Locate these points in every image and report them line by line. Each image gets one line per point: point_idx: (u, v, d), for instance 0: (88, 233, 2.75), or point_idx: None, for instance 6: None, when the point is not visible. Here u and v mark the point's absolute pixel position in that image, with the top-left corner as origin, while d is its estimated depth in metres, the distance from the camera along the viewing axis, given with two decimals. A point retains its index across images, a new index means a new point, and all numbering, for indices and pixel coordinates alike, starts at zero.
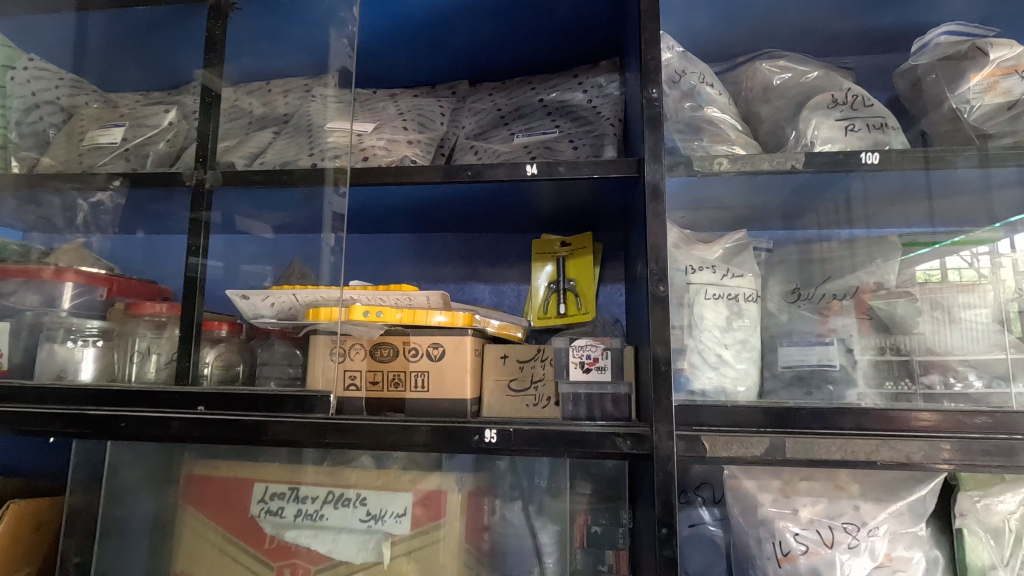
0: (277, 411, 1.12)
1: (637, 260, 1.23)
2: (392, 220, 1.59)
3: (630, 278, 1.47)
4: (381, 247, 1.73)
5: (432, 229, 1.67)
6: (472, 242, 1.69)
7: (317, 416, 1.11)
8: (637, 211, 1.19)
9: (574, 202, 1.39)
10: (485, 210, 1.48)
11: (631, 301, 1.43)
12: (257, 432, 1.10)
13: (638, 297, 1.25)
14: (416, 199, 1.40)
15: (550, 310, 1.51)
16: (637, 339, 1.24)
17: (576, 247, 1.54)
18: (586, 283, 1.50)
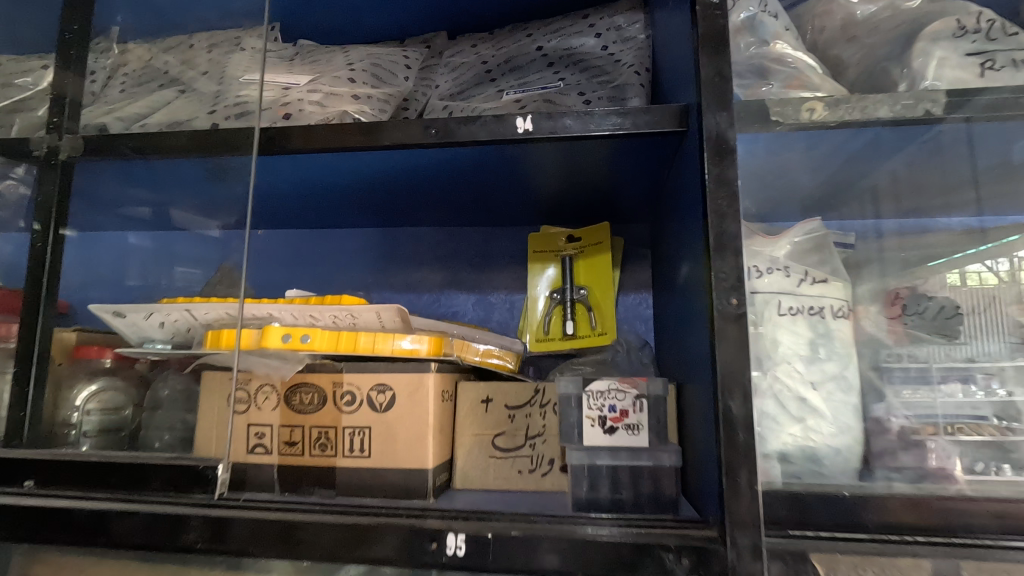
0: (138, 493, 0.75)
1: (683, 260, 0.83)
2: (341, 207, 1.20)
3: (663, 285, 1.08)
4: (334, 246, 1.34)
5: (398, 221, 1.28)
6: (451, 239, 1.30)
7: (195, 502, 0.73)
8: (683, 187, 0.80)
9: (584, 177, 0.99)
10: (464, 194, 1.09)
11: (666, 317, 1.03)
12: (97, 530, 0.72)
13: (683, 314, 0.86)
14: (366, 177, 1.01)
15: (555, 329, 1.11)
16: (682, 375, 0.85)
17: (589, 244, 1.15)
18: (603, 293, 1.11)
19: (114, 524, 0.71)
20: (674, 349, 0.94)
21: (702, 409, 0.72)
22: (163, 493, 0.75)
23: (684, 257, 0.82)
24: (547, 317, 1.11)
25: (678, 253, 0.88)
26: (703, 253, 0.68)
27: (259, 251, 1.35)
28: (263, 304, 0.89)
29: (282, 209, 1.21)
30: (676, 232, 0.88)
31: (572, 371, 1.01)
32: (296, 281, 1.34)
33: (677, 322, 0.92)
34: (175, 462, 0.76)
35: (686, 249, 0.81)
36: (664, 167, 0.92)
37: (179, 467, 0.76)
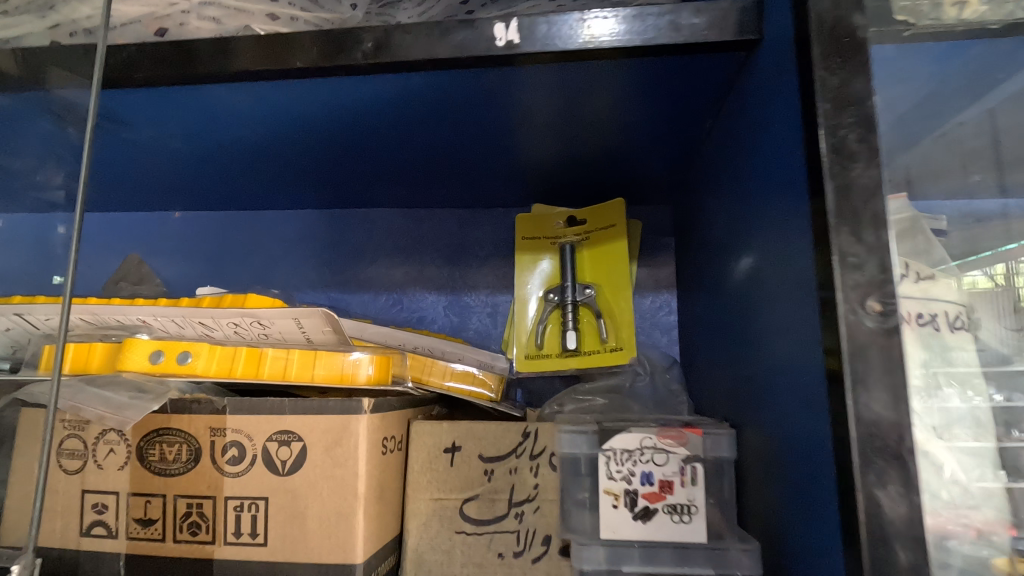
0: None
1: (745, 244, 0.57)
2: (270, 182, 0.92)
3: (696, 281, 0.81)
4: (268, 233, 1.05)
5: (347, 200, 1.00)
6: (418, 225, 1.02)
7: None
8: (749, 130, 0.53)
9: (588, 131, 0.72)
10: (429, 160, 0.81)
11: (702, 325, 0.76)
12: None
13: (741, 322, 0.59)
14: (288, 133, 0.73)
15: (550, 343, 0.82)
16: (742, 411, 0.58)
17: (597, 228, 0.85)
18: (616, 293, 0.81)
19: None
20: (722, 372, 0.67)
21: (789, 482, 0.44)
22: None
23: (748, 239, 0.55)
24: (539, 326, 0.82)
25: (732, 233, 0.61)
26: (798, 227, 0.41)
27: (175, 239, 1.06)
28: (129, 308, 0.61)
29: (191, 184, 0.92)
30: (730, 204, 0.61)
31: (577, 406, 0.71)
32: (220, 277, 1.05)
33: (727, 333, 0.65)
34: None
35: (752, 224, 0.54)
36: (707, 110, 0.65)
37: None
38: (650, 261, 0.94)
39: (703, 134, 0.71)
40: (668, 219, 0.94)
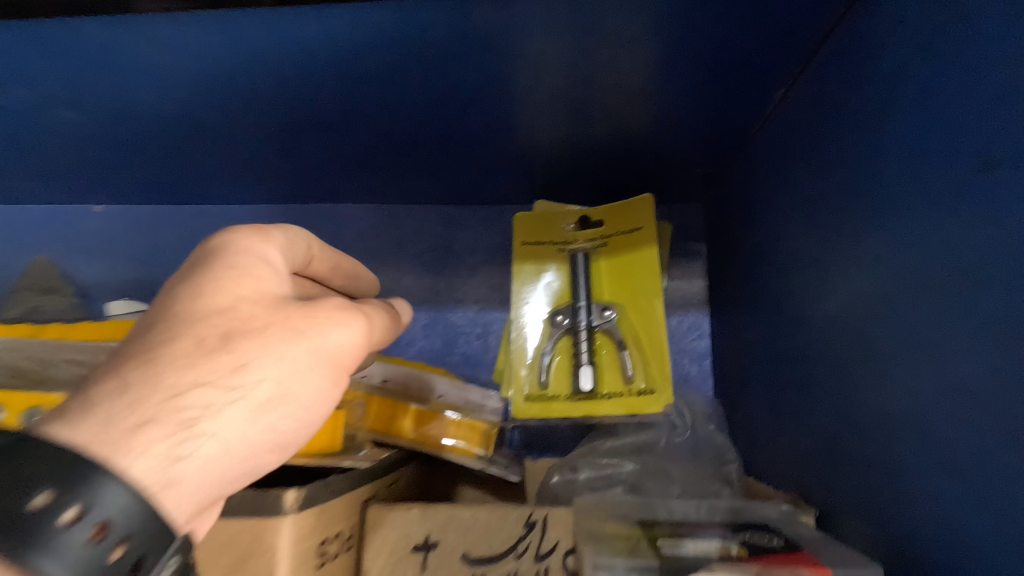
0: (72, 530, 0.24)
1: (867, 247, 0.41)
2: (212, 166, 0.73)
3: (745, 295, 0.65)
4: (212, 232, 0.86)
5: (307, 192, 0.82)
6: (392, 224, 0.84)
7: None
8: (897, 78, 0.38)
9: (629, 101, 0.56)
10: (412, 142, 0.64)
11: (760, 351, 0.60)
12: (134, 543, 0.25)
13: (851, 353, 0.43)
14: (233, 101, 0.55)
15: (558, 380, 0.64)
16: (852, 473, 0.43)
17: (618, 231, 0.67)
18: (645, 315, 0.64)
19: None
20: (799, 414, 0.51)
21: None
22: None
23: (876, 235, 0.40)
24: (546, 357, 0.65)
25: (835, 232, 0.46)
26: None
27: (96, 239, 0.86)
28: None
29: (108, 167, 0.73)
30: (831, 191, 0.46)
31: (599, 474, 0.55)
32: (149, 286, 0.85)
33: (809, 367, 0.50)
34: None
35: (891, 215, 0.39)
36: (793, 61, 0.49)
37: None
38: (678, 270, 0.78)
39: (773, 103, 0.56)
40: (700, 220, 0.79)
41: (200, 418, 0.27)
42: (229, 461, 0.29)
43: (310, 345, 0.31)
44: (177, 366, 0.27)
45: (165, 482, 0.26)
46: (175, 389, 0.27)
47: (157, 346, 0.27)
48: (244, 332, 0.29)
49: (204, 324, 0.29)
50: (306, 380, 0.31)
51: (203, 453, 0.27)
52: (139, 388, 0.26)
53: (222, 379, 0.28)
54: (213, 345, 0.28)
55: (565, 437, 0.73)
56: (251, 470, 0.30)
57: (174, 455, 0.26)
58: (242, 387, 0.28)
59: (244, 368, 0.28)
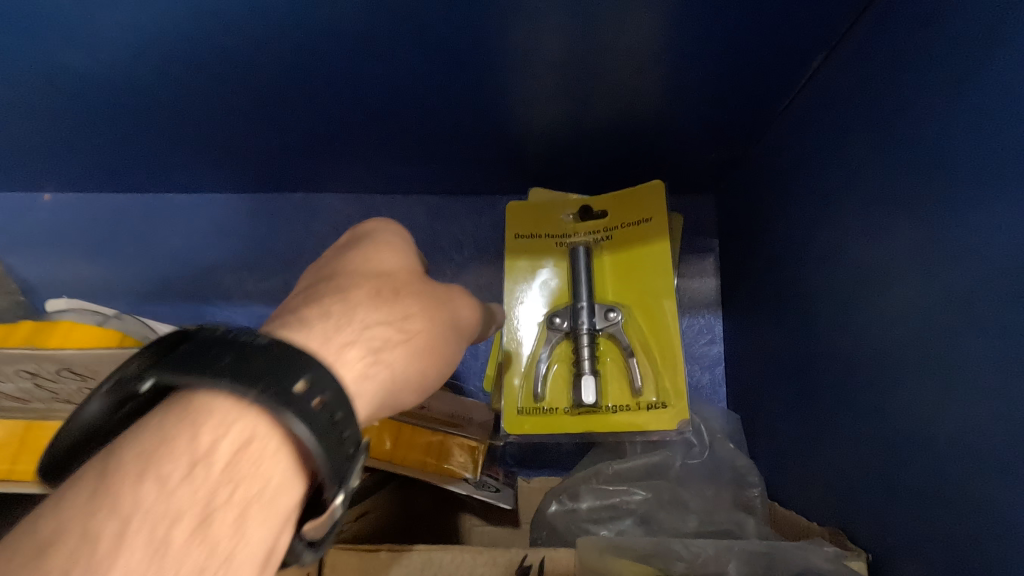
0: (319, 410, 0.27)
1: (938, 232, 0.35)
2: (172, 144, 0.66)
3: (764, 291, 0.58)
4: (174, 223, 0.78)
5: (278, 178, 0.74)
6: (371, 215, 0.77)
7: (206, 513, 0.24)
8: (983, 25, 0.32)
9: (647, 62, 0.50)
10: (398, 99, 0.57)
11: (786, 358, 0.54)
12: (344, 436, 0.28)
13: (910, 356, 0.37)
14: (196, 39, 0.49)
15: (557, 390, 0.58)
16: (914, 501, 0.36)
17: (625, 223, 0.60)
18: (655, 319, 0.57)
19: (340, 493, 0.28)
20: (838, 430, 0.45)
21: None
22: (282, 455, 0.27)
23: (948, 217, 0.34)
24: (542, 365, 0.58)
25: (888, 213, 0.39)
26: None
27: (43, 229, 0.78)
28: None
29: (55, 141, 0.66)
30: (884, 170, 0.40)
31: (604, 503, 0.49)
32: (102, 283, 0.77)
33: (850, 376, 0.43)
34: (145, 381, 0.27)
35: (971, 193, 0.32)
36: (833, 21, 0.43)
37: (124, 435, 0.26)
38: (687, 268, 0.71)
39: (805, 74, 0.49)
40: (711, 214, 0.72)
41: (379, 348, 0.34)
42: (388, 390, 0.34)
43: (450, 318, 0.41)
44: (367, 304, 0.35)
45: (356, 391, 0.32)
46: (366, 322, 0.34)
47: (348, 290, 0.36)
48: (406, 290, 0.38)
49: (380, 280, 0.38)
50: (445, 340, 0.39)
51: (379, 376, 0.34)
52: (348, 310, 0.34)
53: (399, 322, 0.36)
54: (389, 294, 0.37)
55: (564, 454, 0.66)
56: (395, 403, 0.36)
57: (363, 372, 0.33)
58: (410, 330, 0.37)
59: (408, 318, 0.37)
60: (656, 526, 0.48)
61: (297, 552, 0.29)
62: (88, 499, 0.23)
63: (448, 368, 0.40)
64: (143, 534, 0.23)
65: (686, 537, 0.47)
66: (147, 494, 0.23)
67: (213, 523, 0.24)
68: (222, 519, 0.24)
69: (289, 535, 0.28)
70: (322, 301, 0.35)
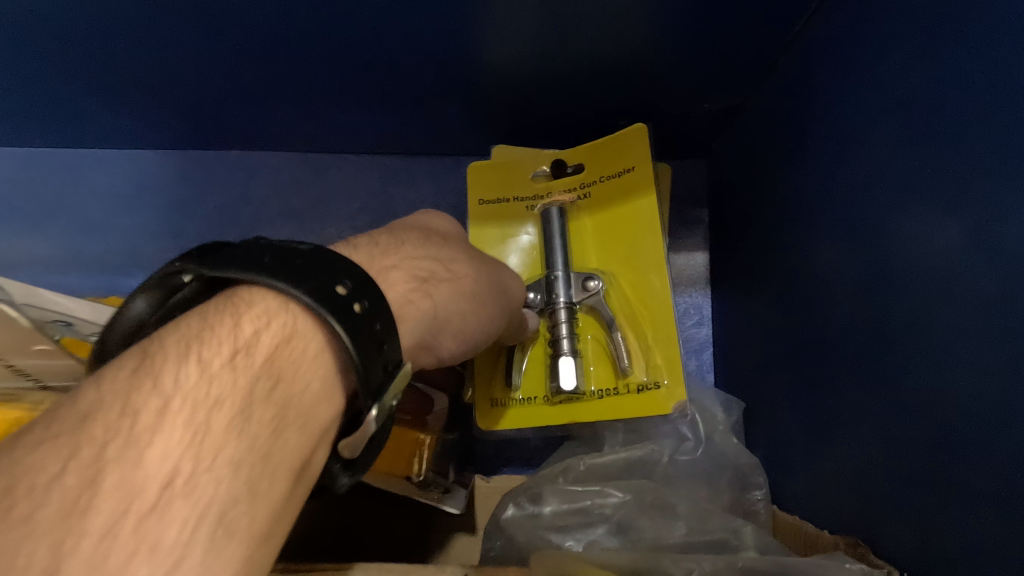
0: (363, 318, 0.26)
1: (1002, 157, 0.28)
2: (77, 81, 0.56)
3: (761, 261, 0.52)
4: (87, 182, 0.68)
5: (209, 131, 0.65)
6: (318, 176, 0.68)
7: (246, 404, 0.23)
8: None
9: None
10: (342, 24, 0.48)
11: (786, 333, 0.47)
12: (388, 346, 0.27)
13: (958, 315, 0.30)
14: None
15: (533, 375, 0.51)
16: (966, 494, 0.29)
17: (604, 176, 0.53)
18: (642, 286, 0.51)
19: (379, 408, 0.27)
20: (853, 414, 0.38)
21: None
22: (323, 357, 0.27)
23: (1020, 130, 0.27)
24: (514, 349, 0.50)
25: (929, 143, 0.32)
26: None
27: None
28: None
29: None
30: (925, 90, 0.33)
31: (573, 508, 0.41)
32: None
33: (874, 348, 0.36)
34: (188, 273, 0.28)
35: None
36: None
37: (166, 325, 0.25)
38: (673, 242, 0.64)
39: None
40: (699, 180, 0.65)
41: (426, 281, 0.34)
42: (429, 321, 0.33)
43: (497, 277, 0.40)
44: (415, 242, 0.36)
45: (400, 312, 0.32)
46: (413, 256, 0.35)
47: (401, 233, 0.36)
48: (449, 243, 0.38)
49: (428, 230, 0.38)
50: (489, 294, 0.39)
51: (428, 306, 0.34)
52: (400, 247, 0.35)
53: (444, 262, 0.36)
54: (437, 238, 0.38)
55: (533, 448, 0.58)
56: (433, 341, 0.35)
57: (406, 295, 0.32)
58: (455, 272, 0.37)
59: (454, 264, 0.37)
60: (636, 535, 0.40)
61: (333, 476, 0.28)
62: (130, 375, 0.23)
63: (489, 323, 0.39)
64: (184, 415, 0.22)
65: (671, 548, 0.38)
66: (187, 377, 0.23)
67: (253, 413, 0.23)
68: (261, 411, 0.24)
69: (325, 445, 0.27)
70: (371, 235, 0.35)
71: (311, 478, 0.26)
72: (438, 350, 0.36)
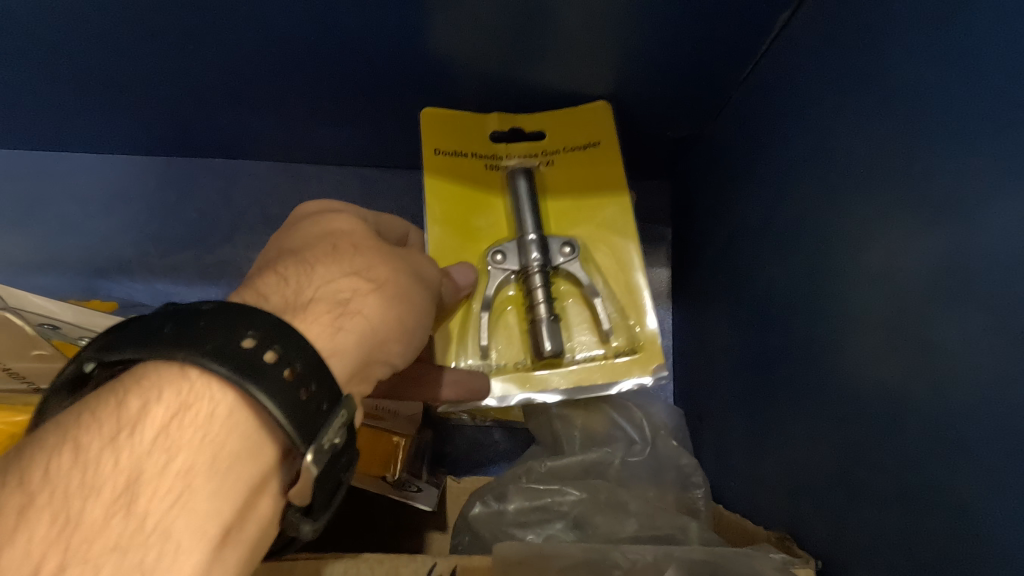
0: (274, 367, 0.29)
1: (898, 207, 0.33)
2: (61, 85, 0.57)
3: (712, 282, 0.56)
4: (68, 183, 0.69)
5: (193, 139, 0.66)
6: (299, 185, 0.71)
7: (134, 481, 0.26)
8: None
9: (610, 7, 0.46)
10: (328, 47, 0.51)
11: (731, 349, 0.51)
12: (316, 384, 0.30)
13: (865, 341, 0.35)
14: None
15: (506, 338, 0.55)
16: (874, 494, 0.33)
17: (568, 146, 0.58)
18: (610, 258, 0.56)
19: (313, 451, 0.30)
20: (783, 424, 0.42)
21: None
22: (231, 416, 0.29)
23: (919, 169, 0.31)
24: (487, 313, 0.53)
25: (846, 186, 0.37)
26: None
27: None
28: None
29: None
30: (849, 128, 0.37)
31: (533, 504, 0.45)
32: None
33: (800, 367, 0.41)
34: (88, 362, 0.30)
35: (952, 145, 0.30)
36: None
37: (59, 416, 0.28)
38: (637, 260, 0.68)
39: (761, 48, 0.48)
40: (662, 201, 0.69)
41: (354, 297, 0.37)
42: (367, 338, 0.37)
43: (413, 268, 0.42)
44: (325, 262, 0.38)
45: (333, 344, 0.35)
46: (329, 280, 0.37)
47: (306, 251, 0.38)
48: (362, 245, 0.40)
49: (338, 239, 0.40)
50: (414, 288, 0.41)
51: (356, 331, 0.36)
52: (316, 272, 0.37)
53: (364, 273, 0.38)
54: (347, 249, 0.39)
55: (501, 453, 0.62)
56: (381, 352, 0.38)
57: (332, 325, 0.35)
58: (377, 279, 0.39)
59: (372, 266, 0.39)
60: (591, 530, 0.43)
61: (296, 525, 0.31)
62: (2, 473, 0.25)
63: (425, 319, 0.42)
64: (51, 508, 0.25)
65: (622, 542, 0.42)
66: (62, 467, 0.25)
67: (140, 492, 0.26)
68: (152, 487, 0.26)
69: (264, 495, 0.30)
70: (278, 269, 0.37)
71: (248, 532, 0.30)
72: (391, 358, 0.39)
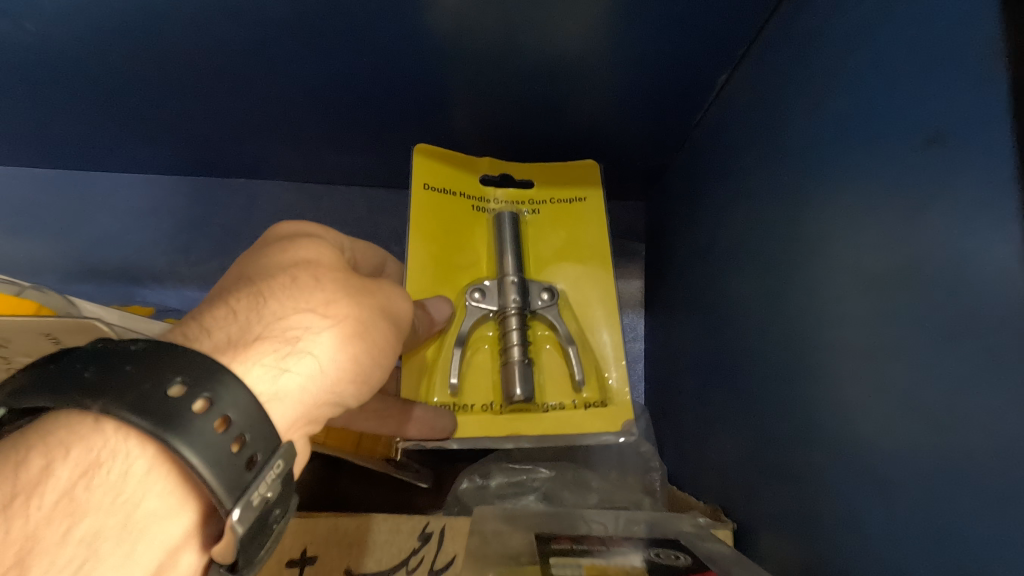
0: (201, 418, 0.30)
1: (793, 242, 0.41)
2: (109, 120, 0.65)
3: (674, 294, 0.64)
4: (107, 200, 0.77)
5: (219, 163, 0.75)
6: (312, 203, 0.79)
7: (28, 551, 0.28)
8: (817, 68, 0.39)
9: (581, 63, 0.54)
10: (344, 92, 0.59)
11: (686, 352, 0.60)
12: (253, 436, 0.32)
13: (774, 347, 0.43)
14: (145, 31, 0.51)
15: (479, 378, 0.60)
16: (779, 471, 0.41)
17: (554, 196, 0.66)
18: (584, 305, 0.62)
19: (241, 507, 0.31)
20: (721, 416, 0.51)
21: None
22: (144, 475, 0.31)
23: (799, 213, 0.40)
24: (459, 350, 0.59)
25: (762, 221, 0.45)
26: (968, 153, 0.26)
27: None
28: None
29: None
30: (764, 175, 0.45)
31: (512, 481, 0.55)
32: (27, 259, 0.74)
33: (733, 368, 0.49)
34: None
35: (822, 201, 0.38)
36: (738, 37, 0.49)
37: None
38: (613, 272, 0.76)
39: (708, 99, 0.57)
40: (635, 220, 0.77)
41: (305, 336, 0.38)
42: (316, 379, 0.39)
43: (380, 304, 0.44)
44: (279, 296, 0.39)
45: (277, 387, 0.37)
46: (281, 313, 0.38)
47: (261, 280, 0.39)
48: (325, 277, 0.41)
49: (300, 267, 0.41)
50: (373, 324, 0.43)
51: (304, 371, 0.38)
52: (270, 304, 0.38)
53: (321, 307, 0.40)
54: (308, 279, 0.40)
55: None
56: (331, 392, 0.40)
57: (279, 365, 0.37)
58: (335, 314, 0.40)
59: (331, 301, 0.40)
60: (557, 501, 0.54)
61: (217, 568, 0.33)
62: None
63: (385, 357, 0.45)
64: None
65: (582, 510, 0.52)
66: None
67: (33, 562, 0.28)
68: (48, 555, 0.28)
69: (178, 545, 0.32)
70: (230, 301, 0.38)
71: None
72: (343, 396, 0.42)
